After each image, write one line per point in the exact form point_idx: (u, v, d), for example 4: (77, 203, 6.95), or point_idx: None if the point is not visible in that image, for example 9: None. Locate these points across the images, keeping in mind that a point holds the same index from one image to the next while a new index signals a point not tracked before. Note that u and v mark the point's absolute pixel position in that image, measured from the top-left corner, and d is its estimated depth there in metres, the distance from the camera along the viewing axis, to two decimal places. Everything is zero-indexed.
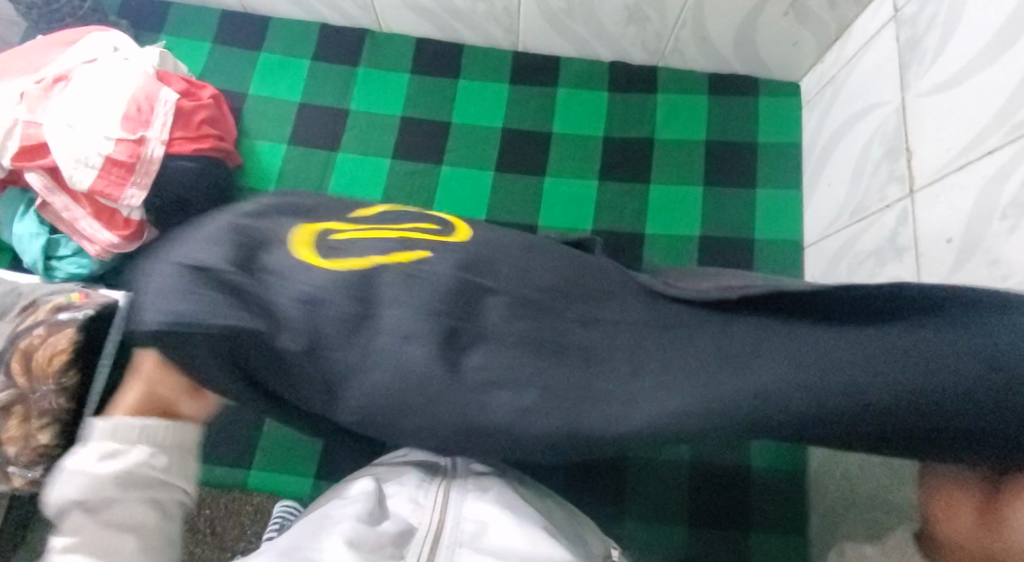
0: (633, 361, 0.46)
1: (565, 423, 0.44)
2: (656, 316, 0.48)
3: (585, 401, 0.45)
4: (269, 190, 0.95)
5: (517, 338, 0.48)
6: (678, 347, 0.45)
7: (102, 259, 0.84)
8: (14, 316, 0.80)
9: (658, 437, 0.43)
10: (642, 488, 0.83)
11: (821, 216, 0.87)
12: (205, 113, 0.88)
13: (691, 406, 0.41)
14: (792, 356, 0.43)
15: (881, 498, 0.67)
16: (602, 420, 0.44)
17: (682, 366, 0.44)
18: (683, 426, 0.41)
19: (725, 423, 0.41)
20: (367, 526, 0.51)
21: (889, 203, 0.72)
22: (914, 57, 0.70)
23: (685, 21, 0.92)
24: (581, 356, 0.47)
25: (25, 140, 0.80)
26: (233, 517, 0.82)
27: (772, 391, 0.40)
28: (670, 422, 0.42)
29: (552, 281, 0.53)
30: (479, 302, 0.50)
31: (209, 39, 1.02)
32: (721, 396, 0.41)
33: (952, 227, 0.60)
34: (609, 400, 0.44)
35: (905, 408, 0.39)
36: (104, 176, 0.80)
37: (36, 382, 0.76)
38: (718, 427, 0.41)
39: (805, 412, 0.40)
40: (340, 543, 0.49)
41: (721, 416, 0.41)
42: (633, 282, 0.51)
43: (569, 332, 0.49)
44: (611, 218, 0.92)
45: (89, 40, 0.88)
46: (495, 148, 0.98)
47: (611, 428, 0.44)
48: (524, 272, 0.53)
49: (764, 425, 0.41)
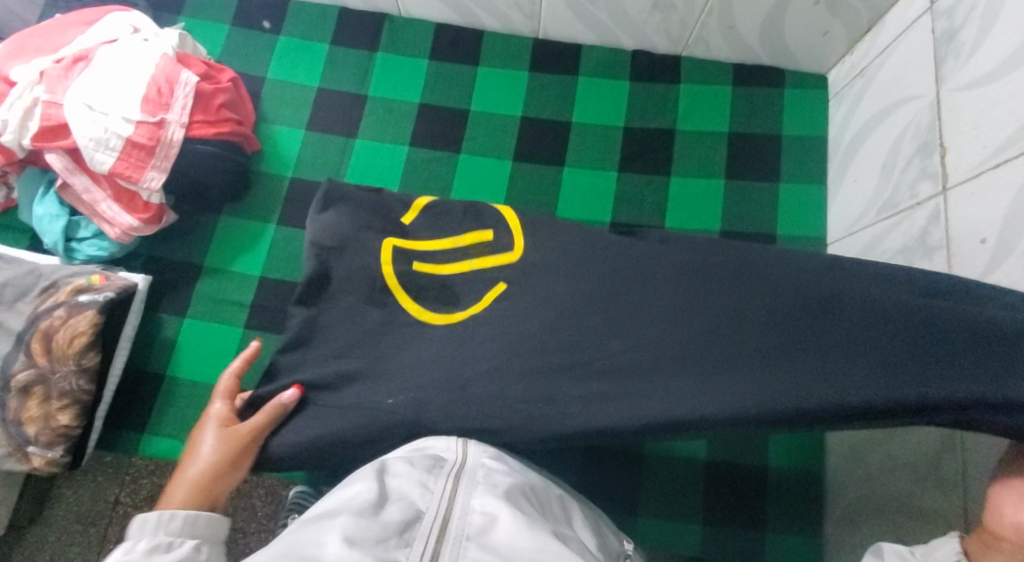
0: (692, 344, 0.54)
1: (613, 379, 0.56)
2: (700, 299, 0.56)
3: (631, 359, 0.56)
4: (285, 175, 0.94)
5: (578, 317, 0.59)
6: (725, 336, 0.53)
7: (122, 242, 0.84)
8: (33, 297, 0.79)
9: (703, 402, 0.51)
10: (655, 484, 0.82)
11: (846, 212, 0.85)
12: (224, 96, 0.88)
13: (726, 381, 0.51)
14: (829, 336, 0.50)
15: (903, 500, 0.67)
16: (653, 388, 0.54)
17: (745, 370, 0.51)
18: (727, 401, 0.50)
19: (763, 397, 0.50)
20: (370, 513, 0.51)
21: (920, 201, 0.70)
22: (950, 49, 0.68)
23: (710, 10, 0.89)
24: (636, 331, 0.56)
25: (45, 120, 0.79)
26: (244, 498, 0.85)
27: (822, 395, 0.48)
28: (718, 395, 0.51)
29: (593, 285, 0.61)
30: (543, 301, 0.62)
31: (227, 21, 1.01)
32: (764, 378, 0.50)
33: (987, 227, 0.59)
34: (659, 377, 0.54)
35: (915, 380, 0.47)
36: (125, 158, 0.80)
37: (57, 363, 0.76)
38: (757, 398, 0.50)
39: (828, 391, 0.48)
40: (341, 539, 0.48)
41: (776, 413, 0.49)
42: (674, 278, 0.58)
43: (620, 312, 0.58)
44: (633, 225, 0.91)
45: (109, 21, 0.87)
46: (513, 137, 0.97)
47: (662, 393, 0.53)
48: (560, 278, 0.63)
49: (795, 396, 0.49)
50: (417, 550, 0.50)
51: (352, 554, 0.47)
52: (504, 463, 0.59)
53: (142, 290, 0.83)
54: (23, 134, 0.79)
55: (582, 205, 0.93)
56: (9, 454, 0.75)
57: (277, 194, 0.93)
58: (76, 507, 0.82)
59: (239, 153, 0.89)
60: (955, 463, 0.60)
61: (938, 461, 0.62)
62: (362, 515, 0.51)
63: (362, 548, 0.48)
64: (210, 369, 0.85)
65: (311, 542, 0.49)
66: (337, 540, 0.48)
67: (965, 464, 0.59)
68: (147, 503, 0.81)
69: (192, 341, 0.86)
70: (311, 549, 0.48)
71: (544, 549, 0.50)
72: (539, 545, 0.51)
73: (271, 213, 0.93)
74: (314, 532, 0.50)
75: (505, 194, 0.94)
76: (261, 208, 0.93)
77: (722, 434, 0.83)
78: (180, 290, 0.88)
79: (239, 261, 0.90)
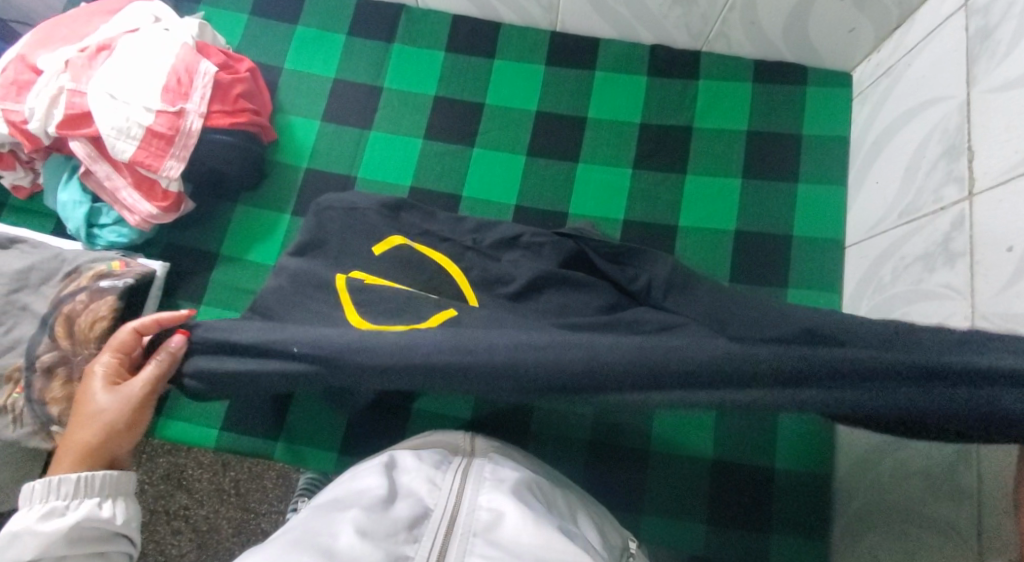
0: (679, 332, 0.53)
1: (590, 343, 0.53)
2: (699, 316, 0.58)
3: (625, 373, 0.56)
4: (301, 166, 0.95)
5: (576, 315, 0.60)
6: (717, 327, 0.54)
7: (142, 229, 0.86)
8: (56, 282, 0.81)
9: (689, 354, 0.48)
10: (661, 483, 0.81)
11: (867, 214, 0.83)
12: (242, 86, 0.89)
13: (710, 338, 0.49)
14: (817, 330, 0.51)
15: (913, 510, 0.66)
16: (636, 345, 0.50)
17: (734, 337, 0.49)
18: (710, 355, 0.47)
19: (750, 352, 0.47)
20: (380, 511, 0.53)
21: (944, 206, 0.68)
22: (983, 48, 0.66)
23: (733, 5, 0.87)
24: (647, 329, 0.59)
25: (70, 108, 0.80)
26: (256, 480, 0.86)
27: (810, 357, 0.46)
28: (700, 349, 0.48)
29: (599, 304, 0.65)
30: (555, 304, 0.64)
31: (246, 11, 1.02)
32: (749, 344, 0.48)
33: (1015, 234, 0.57)
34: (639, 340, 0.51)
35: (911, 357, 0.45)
36: (145, 147, 0.81)
37: (78, 346, 0.74)
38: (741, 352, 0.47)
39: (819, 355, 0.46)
40: (353, 532, 0.50)
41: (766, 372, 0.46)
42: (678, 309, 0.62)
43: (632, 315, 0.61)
44: (647, 227, 0.91)
45: (131, 11, 0.88)
46: (528, 131, 0.96)
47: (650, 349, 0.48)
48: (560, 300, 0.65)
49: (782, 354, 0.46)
50: (426, 545, 0.52)
51: (364, 545, 0.49)
52: (509, 459, 0.63)
53: (160, 278, 0.85)
54: (49, 122, 0.80)
55: (595, 204, 0.93)
56: (33, 432, 0.77)
57: (293, 183, 0.94)
58: None
59: (255, 143, 0.90)
60: (971, 473, 0.59)
61: (952, 471, 0.61)
62: (373, 509, 0.52)
63: (372, 541, 0.50)
64: None
65: (323, 527, 0.51)
66: (350, 530, 0.50)
67: (982, 474, 0.57)
68: (165, 481, 0.86)
69: None
70: (325, 537, 0.50)
71: (553, 546, 0.50)
72: (547, 543, 0.51)
73: (287, 204, 0.94)
74: (326, 522, 0.51)
75: (517, 194, 0.93)
76: (276, 198, 0.94)
77: (729, 435, 0.82)
78: (198, 277, 0.90)
79: (255, 250, 0.91)
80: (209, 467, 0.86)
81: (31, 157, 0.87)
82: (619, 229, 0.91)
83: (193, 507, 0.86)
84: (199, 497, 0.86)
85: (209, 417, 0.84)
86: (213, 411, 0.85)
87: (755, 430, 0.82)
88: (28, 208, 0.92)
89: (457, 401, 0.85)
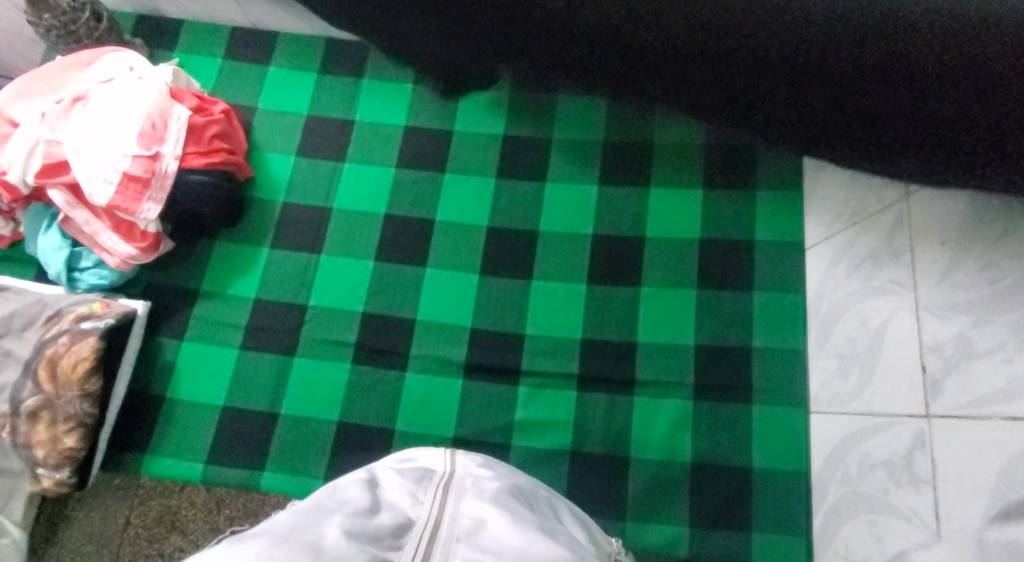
0: None
1: None
2: None
3: None
4: (277, 201, 0.98)
5: None
6: None
7: (123, 270, 0.88)
8: (38, 325, 0.83)
9: None
10: (643, 486, 0.83)
11: (819, 219, 0.87)
12: (216, 128, 0.91)
13: None
14: None
15: (875, 497, 0.68)
16: None
17: None
18: None
19: None
20: (367, 521, 0.55)
21: (886, 204, 0.71)
22: None
23: None
24: None
25: (46, 158, 0.82)
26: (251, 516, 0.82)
27: None
28: None
29: None
30: None
31: (221, 55, 1.05)
32: None
33: (946, 229, 0.61)
34: None
35: None
36: (121, 192, 0.82)
37: (63, 389, 0.79)
38: None
39: None
40: (342, 532, 0.52)
41: None
42: None
43: None
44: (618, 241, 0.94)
45: (106, 60, 0.90)
46: (496, 153, 0.99)
47: None
48: None
49: None
50: (409, 552, 0.54)
51: (348, 545, 0.51)
52: (492, 472, 0.64)
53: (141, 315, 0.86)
54: (26, 173, 0.82)
55: (562, 219, 0.95)
56: (22, 475, 0.79)
57: (270, 217, 0.97)
58: (88, 528, 0.84)
59: (230, 182, 0.92)
60: (926, 457, 0.61)
61: (909, 459, 0.63)
62: (358, 516, 0.55)
63: (358, 540, 0.53)
64: (209, 385, 0.89)
65: (314, 526, 0.53)
66: (336, 531, 0.52)
67: (935, 457, 0.60)
68: (155, 522, 0.83)
69: (192, 360, 0.90)
70: (313, 536, 0.52)
71: (533, 544, 0.53)
72: (525, 546, 0.53)
73: (265, 238, 0.96)
74: (313, 526, 0.53)
75: (488, 214, 0.96)
76: (257, 233, 0.96)
77: (708, 434, 0.84)
78: (179, 316, 0.92)
79: (235, 284, 0.94)
80: (203, 507, 0.83)
81: (12, 207, 0.88)
82: (579, 336, 0.89)
83: (187, 549, 0.82)
84: (193, 538, 0.82)
85: (195, 450, 0.86)
86: (198, 443, 0.87)
87: (729, 427, 0.84)
88: (11, 256, 0.94)
89: (441, 419, 0.86)
